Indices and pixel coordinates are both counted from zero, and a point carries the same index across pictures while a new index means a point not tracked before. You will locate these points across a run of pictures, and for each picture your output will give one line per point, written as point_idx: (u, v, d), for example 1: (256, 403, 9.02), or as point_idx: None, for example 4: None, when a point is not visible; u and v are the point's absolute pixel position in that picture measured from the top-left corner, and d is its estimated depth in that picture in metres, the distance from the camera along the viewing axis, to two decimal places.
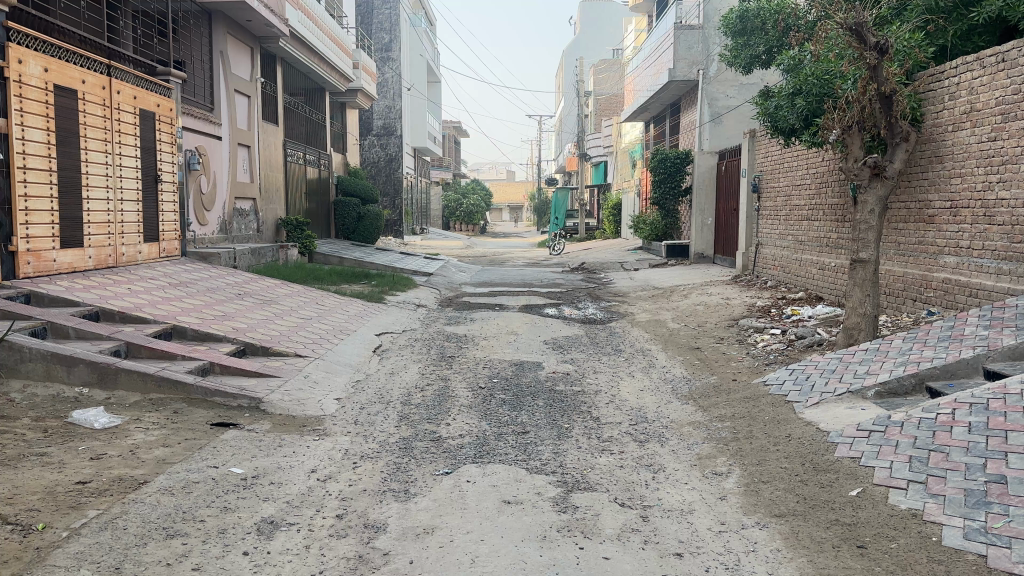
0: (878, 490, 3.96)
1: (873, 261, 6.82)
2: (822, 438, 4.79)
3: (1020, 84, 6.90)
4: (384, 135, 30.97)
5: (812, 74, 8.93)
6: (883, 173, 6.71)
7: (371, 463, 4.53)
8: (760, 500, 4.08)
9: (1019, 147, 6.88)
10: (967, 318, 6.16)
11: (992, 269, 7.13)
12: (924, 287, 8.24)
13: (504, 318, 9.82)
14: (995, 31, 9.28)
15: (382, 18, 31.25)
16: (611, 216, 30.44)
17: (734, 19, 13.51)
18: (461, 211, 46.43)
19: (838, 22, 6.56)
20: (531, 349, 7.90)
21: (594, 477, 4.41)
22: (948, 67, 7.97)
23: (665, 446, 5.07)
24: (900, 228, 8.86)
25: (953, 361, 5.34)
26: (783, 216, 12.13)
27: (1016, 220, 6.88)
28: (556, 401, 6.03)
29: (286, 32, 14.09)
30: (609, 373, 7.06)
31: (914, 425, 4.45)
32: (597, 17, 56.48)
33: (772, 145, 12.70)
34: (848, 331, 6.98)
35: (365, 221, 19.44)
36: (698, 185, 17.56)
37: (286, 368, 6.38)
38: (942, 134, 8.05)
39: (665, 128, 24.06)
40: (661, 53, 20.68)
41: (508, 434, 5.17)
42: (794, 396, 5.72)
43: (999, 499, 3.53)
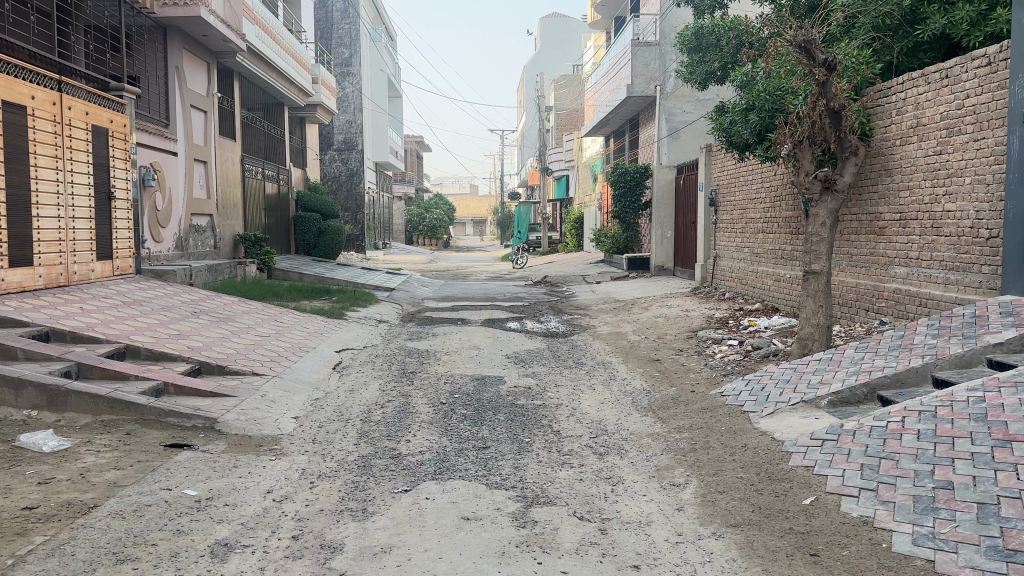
0: (831, 498, 4.03)
1: (825, 273, 6.98)
2: (776, 448, 4.88)
3: (963, 100, 7.13)
4: (346, 149, 30.81)
5: (764, 90, 9.15)
6: (833, 187, 6.87)
7: (328, 483, 4.48)
8: (717, 510, 4.14)
9: (963, 161, 7.11)
10: (916, 328, 6.33)
11: (940, 279, 7.35)
12: (876, 297, 8.45)
13: (466, 332, 9.81)
14: (939, 48, 9.60)
15: (342, 33, 31.19)
16: (573, 230, 30.61)
17: (689, 36, 13.78)
18: (424, 225, 46.31)
19: (788, 39, 6.72)
20: (492, 364, 7.92)
21: (554, 492, 4.43)
22: (895, 83, 8.21)
23: (624, 458, 5.11)
24: (852, 240, 9.09)
25: (903, 369, 5.46)
26: (740, 229, 12.34)
27: (962, 231, 7.10)
28: (517, 416, 6.04)
29: (243, 46, 13.98)
30: (570, 386, 7.08)
31: (865, 433, 4.55)
32: (556, 32, 57.10)
33: (728, 159, 12.92)
34: (802, 341, 7.11)
35: (326, 236, 19.29)
36: (657, 198, 17.79)
37: (243, 387, 6.28)
38: (890, 148, 8.28)
39: (624, 142, 24.37)
40: (620, 69, 20.94)
41: (469, 449, 5.16)
42: (750, 406, 5.80)
43: (945, 505, 3.62)
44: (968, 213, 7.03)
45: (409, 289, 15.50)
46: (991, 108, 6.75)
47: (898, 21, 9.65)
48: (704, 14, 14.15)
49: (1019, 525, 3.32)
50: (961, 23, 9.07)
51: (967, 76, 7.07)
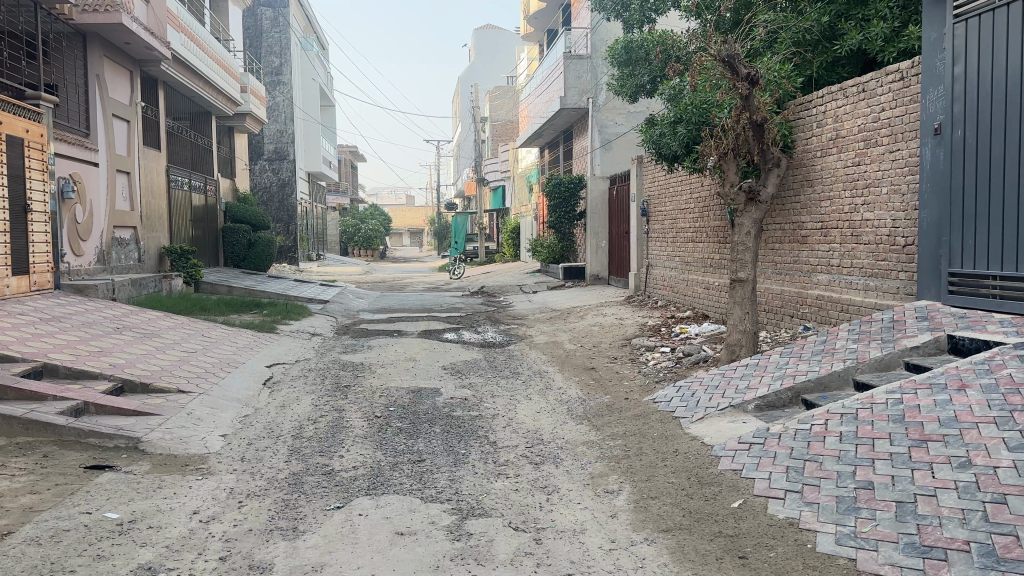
0: (758, 501, 4.14)
1: (750, 281, 7.20)
2: (706, 452, 4.99)
3: (879, 113, 7.46)
4: (276, 159, 30.17)
5: (691, 103, 9.41)
6: (757, 198, 7.09)
7: (258, 502, 4.38)
8: (649, 516, 4.21)
9: (879, 172, 7.44)
10: (839, 332, 6.57)
11: (860, 285, 7.67)
12: (799, 303, 8.76)
13: (401, 344, 9.74)
14: (856, 63, 10.06)
15: (272, 41, 30.71)
16: (509, 239, 30.77)
17: (620, 50, 14.05)
18: (359, 236, 45.80)
19: (712, 53, 6.92)
20: (428, 375, 7.87)
21: (489, 503, 4.42)
22: (814, 97, 8.53)
23: (560, 466, 5.15)
24: (777, 249, 9.40)
25: (826, 374, 5.66)
26: (670, 238, 12.61)
27: (880, 239, 7.42)
28: (453, 427, 6.02)
29: (168, 55, 13.62)
30: (507, 396, 7.10)
31: (791, 435, 4.69)
32: (490, 44, 57.48)
33: (658, 170, 13.20)
34: (730, 348, 7.30)
35: (257, 248, 18.88)
36: (592, 208, 18.05)
37: (168, 405, 6.09)
38: (811, 159, 8.61)
39: (559, 153, 24.65)
40: (553, 81, 21.23)
41: (404, 463, 5.11)
42: (680, 412, 5.93)
43: (866, 505, 3.76)
44: (885, 222, 7.35)
45: (345, 301, 15.27)
46: (904, 121, 7.08)
47: (817, 37, 10.05)
48: (633, 28, 14.45)
49: (934, 522, 3.46)
50: (876, 39, 9.53)
51: (882, 90, 7.40)
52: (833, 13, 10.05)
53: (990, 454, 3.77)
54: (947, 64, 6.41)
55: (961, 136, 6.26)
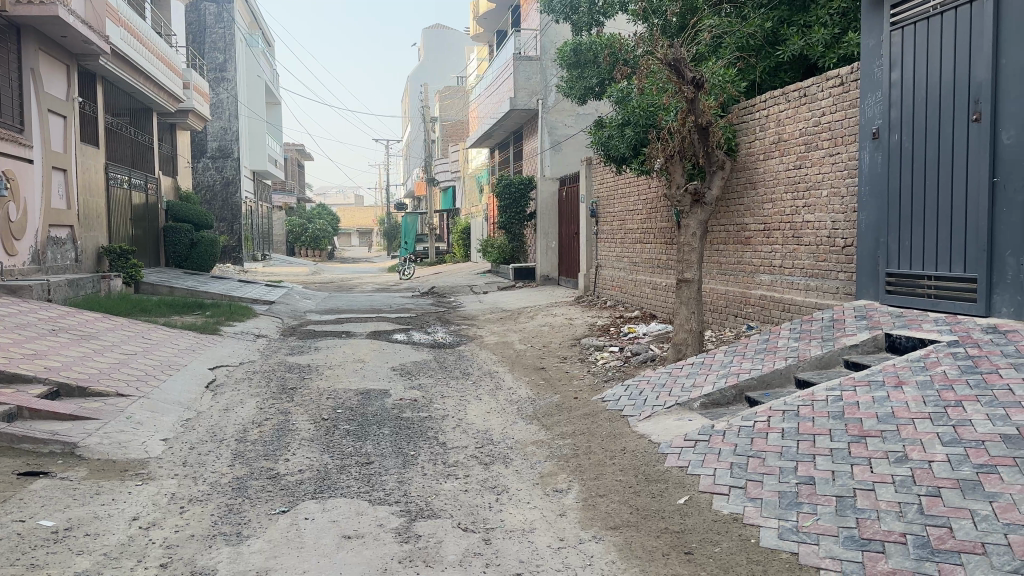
0: (703, 497, 4.22)
1: (696, 282, 7.33)
2: (653, 450, 5.06)
3: (820, 118, 7.67)
4: (220, 157, 29.43)
5: (638, 106, 9.55)
6: (702, 200, 7.27)
7: (200, 507, 4.27)
8: (597, 513, 4.26)
9: (820, 175, 7.65)
10: (781, 331, 6.73)
11: (802, 285, 7.88)
12: (743, 303, 8.96)
13: (349, 345, 9.63)
14: (798, 68, 10.35)
15: (216, 37, 30.06)
16: (459, 240, 30.70)
17: (569, 53, 14.15)
18: (306, 236, 45.08)
19: (659, 57, 7.02)
20: (377, 377, 7.79)
21: (438, 504, 4.40)
22: (757, 101, 8.74)
23: (510, 466, 5.16)
24: (721, 250, 9.61)
25: (768, 372, 5.80)
26: (619, 239, 12.75)
27: (820, 241, 7.63)
28: (402, 429, 5.98)
29: (107, 49, 13.21)
30: (457, 397, 7.07)
31: (735, 432, 4.79)
32: (439, 43, 57.30)
33: (607, 172, 13.34)
34: (677, 347, 7.43)
35: (199, 248, 18.45)
36: (542, 209, 18.16)
37: (107, 409, 5.89)
38: (754, 162, 8.82)
39: (509, 154, 24.69)
40: (503, 82, 21.29)
41: (352, 466, 5.06)
42: (628, 410, 6.00)
43: (808, 499, 3.85)
44: (825, 224, 7.57)
45: (291, 302, 15.00)
46: (844, 125, 7.30)
47: (760, 42, 10.28)
48: (581, 30, 14.58)
49: (873, 515, 3.56)
50: (816, 45, 9.83)
51: (822, 95, 7.62)
52: (776, 20, 10.34)
53: (925, 449, 3.91)
54: (885, 69, 6.63)
55: (898, 140, 6.48)
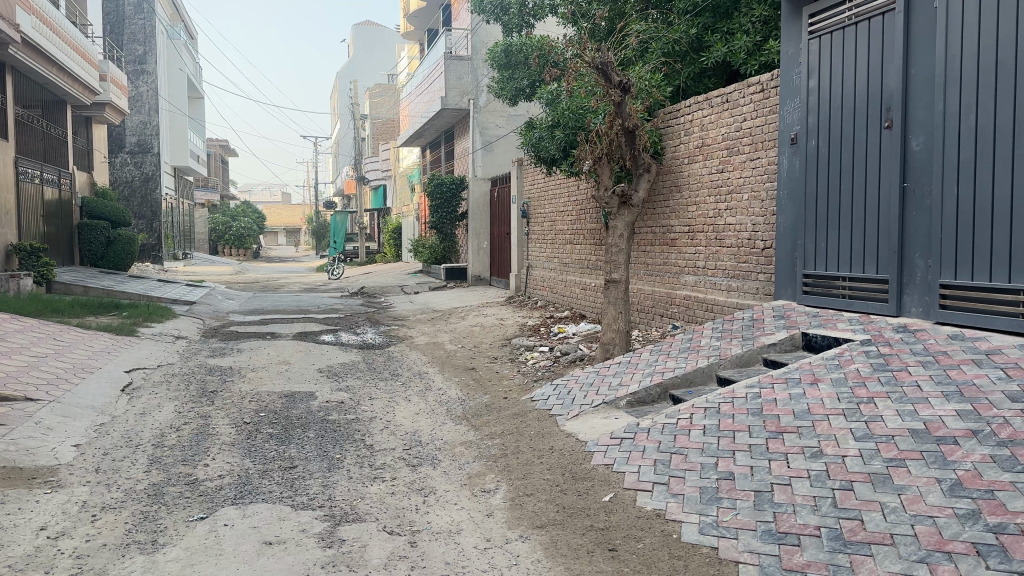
0: (627, 494, 4.28)
1: (623, 282, 7.45)
2: (579, 449, 5.11)
3: (741, 123, 7.90)
4: (139, 152, 28.30)
5: (567, 109, 9.64)
6: (629, 202, 7.38)
7: (113, 515, 4.10)
8: (524, 513, 4.28)
9: (741, 178, 7.88)
10: (703, 331, 6.89)
11: (724, 285, 8.09)
12: (669, 303, 9.16)
13: (274, 347, 9.41)
14: (721, 75, 10.64)
15: (135, 28, 28.97)
16: (391, 240, 30.39)
17: (499, 53, 14.17)
18: (230, 234, 43.76)
19: (586, 60, 7.07)
20: (302, 379, 7.63)
21: (364, 508, 4.34)
22: (682, 106, 8.95)
23: (437, 468, 5.13)
24: (648, 251, 9.78)
25: (691, 369, 5.93)
26: (549, 240, 12.85)
27: (741, 242, 7.85)
28: (328, 432, 5.87)
29: (17, 37, 12.57)
30: (385, 398, 7.00)
31: (659, 429, 4.89)
32: (369, 40, 56.66)
33: (537, 173, 13.43)
34: (605, 346, 7.53)
35: (116, 246, 17.83)
36: (473, 209, 18.15)
37: (13, 414, 5.60)
38: (679, 166, 9.02)
39: (440, 153, 24.59)
40: (433, 81, 21.20)
41: (274, 470, 4.94)
42: (557, 409, 6.05)
43: (728, 494, 3.94)
44: (746, 227, 7.80)
45: (213, 302, 14.57)
46: (763, 130, 7.54)
47: (685, 48, 10.54)
48: (512, 32, 14.64)
49: (789, 509, 3.67)
50: (739, 52, 10.10)
51: (745, 100, 7.84)
52: (700, 26, 10.60)
53: (839, 444, 4.07)
54: (803, 77, 6.88)
55: (814, 145, 6.74)
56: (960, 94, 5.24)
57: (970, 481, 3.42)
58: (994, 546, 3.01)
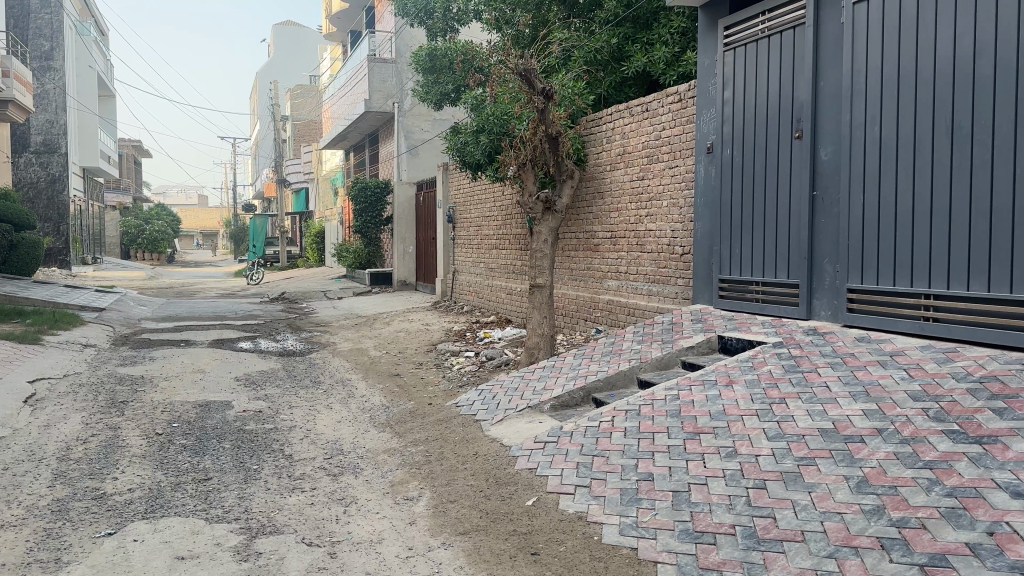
0: (550, 497, 4.31)
1: (548, 287, 7.52)
2: (504, 453, 5.12)
3: (660, 132, 8.09)
4: (45, 152, 26.89)
5: (492, 114, 9.69)
6: (553, 208, 7.48)
7: (12, 533, 3.87)
8: (447, 520, 4.26)
9: (660, 186, 8.06)
10: (625, 335, 7.01)
11: (645, 290, 8.27)
12: (593, 308, 9.29)
13: (189, 355, 9.06)
14: (641, 84, 10.86)
15: (42, 23, 27.29)
16: (313, 244, 29.82)
17: (424, 57, 14.12)
18: (143, 238, 41.93)
19: (510, 67, 7.12)
20: (219, 388, 7.38)
21: (281, 519, 4.23)
22: (604, 114, 9.11)
23: (359, 477, 5.05)
24: (572, 257, 9.89)
25: (613, 373, 6.02)
26: (475, 245, 12.85)
27: (661, 248, 8.04)
28: (245, 442, 5.70)
29: None
30: (306, 407, 6.84)
31: (582, 433, 4.94)
32: (291, 40, 55.58)
33: (462, 178, 13.43)
34: (529, 351, 7.56)
35: (19, 251, 16.99)
36: (399, 213, 18.00)
37: None
38: (602, 172, 9.16)
39: (364, 157, 24.28)
40: (357, 83, 20.94)
41: (187, 483, 4.76)
42: (481, 415, 6.04)
43: (647, 495, 4.01)
44: (665, 233, 7.98)
45: (124, 309, 13.94)
46: (681, 139, 7.74)
47: (606, 57, 10.75)
48: (436, 37, 14.62)
49: (705, 508, 3.75)
50: (658, 63, 10.33)
51: (663, 110, 8.04)
52: (621, 36, 10.83)
53: (753, 443, 4.20)
54: (718, 88, 7.10)
55: (729, 154, 6.96)
56: (865, 106, 5.50)
57: (876, 478, 3.58)
58: (897, 539, 3.14)
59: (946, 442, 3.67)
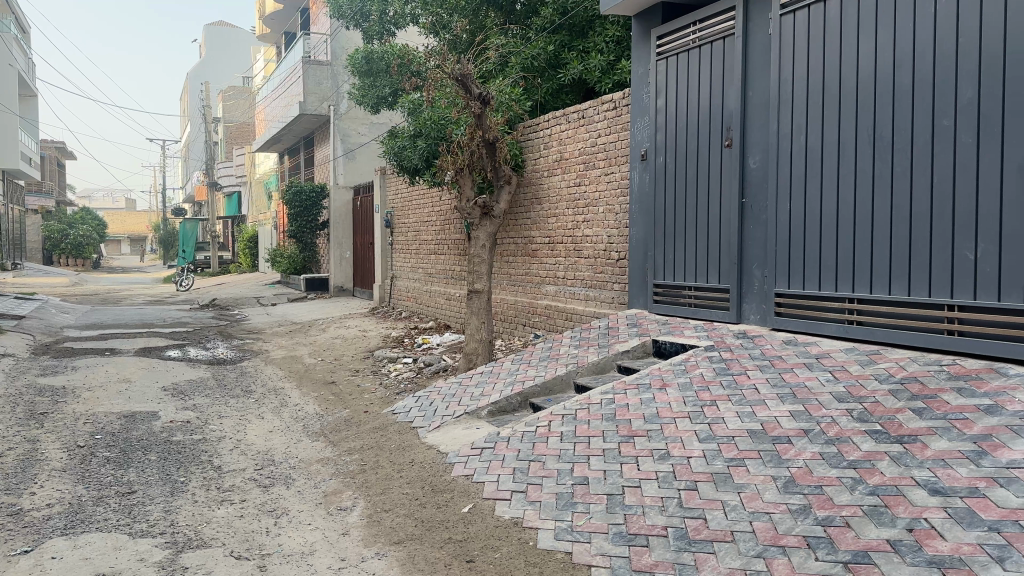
0: (486, 504, 4.29)
1: (486, 292, 7.51)
2: (440, 460, 5.08)
3: (596, 139, 8.18)
4: None
5: (429, 118, 9.65)
6: (491, 213, 7.47)
7: None
8: (381, 529, 4.19)
9: (597, 193, 8.15)
10: (563, 339, 7.04)
11: (583, 295, 8.34)
12: (531, 313, 9.33)
13: (114, 364, 8.72)
14: (577, 91, 10.98)
15: None
16: (247, 249, 29.16)
17: (360, 60, 13.96)
18: (66, 243, 40.26)
19: (447, 72, 7.08)
20: (145, 398, 7.11)
21: (209, 533, 4.09)
22: (540, 120, 9.17)
23: (291, 487, 4.94)
24: (510, 262, 9.92)
25: (550, 378, 6.04)
26: (413, 251, 12.76)
27: (597, 253, 8.12)
28: (172, 453, 5.50)
29: None
30: (236, 417, 6.66)
31: (518, 438, 4.94)
32: (223, 41, 54.34)
33: (400, 183, 13.32)
34: (468, 356, 7.53)
35: None
36: (335, 218, 17.75)
37: None
38: (539, 179, 9.21)
39: (299, 161, 23.84)
40: (291, 86, 20.59)
41: (110, 497, 4.57)
42: (418, 421, 5.98)
43: (582, 499, 4.03)
44: (601, 238, 8.07)
45: (45, 317, 13.32)
46: (616, 146, 7.85)
47: (543, 64, 10.83)
48: (373, 40, 14.49)
49: (638, 511, 3.79)
50: (594, 70, 10.45)
51: (598, 117, 8.13)
52: (557, 43, 10.92)
53: (685, 445, 4.27)
54: (652, 96, 7.24)
55: (662, 162, 7.09)
56: (792, 116, 5.68)
57: (802, 478, 3.68)
58: (822, 537, 3.23)
59: (869, 441, 3.80)
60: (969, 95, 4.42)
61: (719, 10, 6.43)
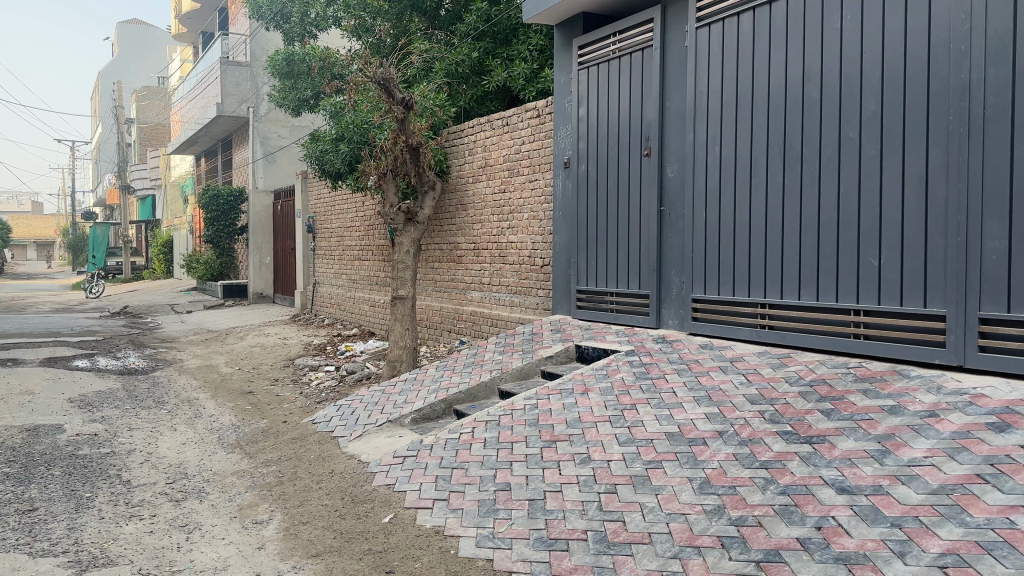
0: (408, 513, 4.23)
1: (410, 298, 7.43)
2: (361, 470, 4.99)
3: (521, 146, 8.23)
4: None
5: (352, 122, 9.53)
6: (415, 219, 7.42)
7: None
8: (299, 542, 4.09)
9: (521, 199, 8.19)
10: (487, 346, 7.03)
11: (508, 300, 8.37)
12: (456, 319, 9.30)
13: (15, 375, 8.24)
14: (502, 98, 11.01)
15: None
16: (161, 255, 28.10)
17: (281, 62, 13.68)
18: None
19: (369, 75, 7.02)
20: (49, 411, 6.75)
21: (116, 550, 3.91)
22: (465, 126, 9.17)
23: (204, 501, 4.76)
24: (435, 267, 9.86)
25: (474, 385, 6.02)
26: (337, 256, 12.54)
27: (522, 259, 8.16)
28: (77, 468, 5.24)
29: None
30: (147, 429, 6.39)
31: (441, 445, 4.91)
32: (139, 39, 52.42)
33: (323, 188, 13.09)
34: (392, 364, 7.42)
35: None
36: (256, 223, 17.27)
37: None
38: (463, 185, 9.20)
39: (217, 164, 23.14)
40: (209, 86, 20.02)
41: (8, 515, 4.31)
42: (339, 431, 5.86)
43: (504, 505, 4.02)
44: (526, 245, 8.12)
45: None
46: (540, 153, 7.91)
47: (467, 71, 10.85)
48: (294, 41, 14.21)
49: (559, 515, 3.81)
50: (518, 78, 10.54)
51: (523, 124, 8.19)
52: (481, 50, 10.94)
53: (606, 449, 4.32)
54: (574, 105, 7.33)
55: (584, 169, 7.19)
56: (708, 127, 5.84)
57: (717, 479, 3.77)
58: (736, 537, 3.31)
59: (780, 442, 3.92)
60: (872, 108, 4.63)
61: (638, 22, 6.56)
